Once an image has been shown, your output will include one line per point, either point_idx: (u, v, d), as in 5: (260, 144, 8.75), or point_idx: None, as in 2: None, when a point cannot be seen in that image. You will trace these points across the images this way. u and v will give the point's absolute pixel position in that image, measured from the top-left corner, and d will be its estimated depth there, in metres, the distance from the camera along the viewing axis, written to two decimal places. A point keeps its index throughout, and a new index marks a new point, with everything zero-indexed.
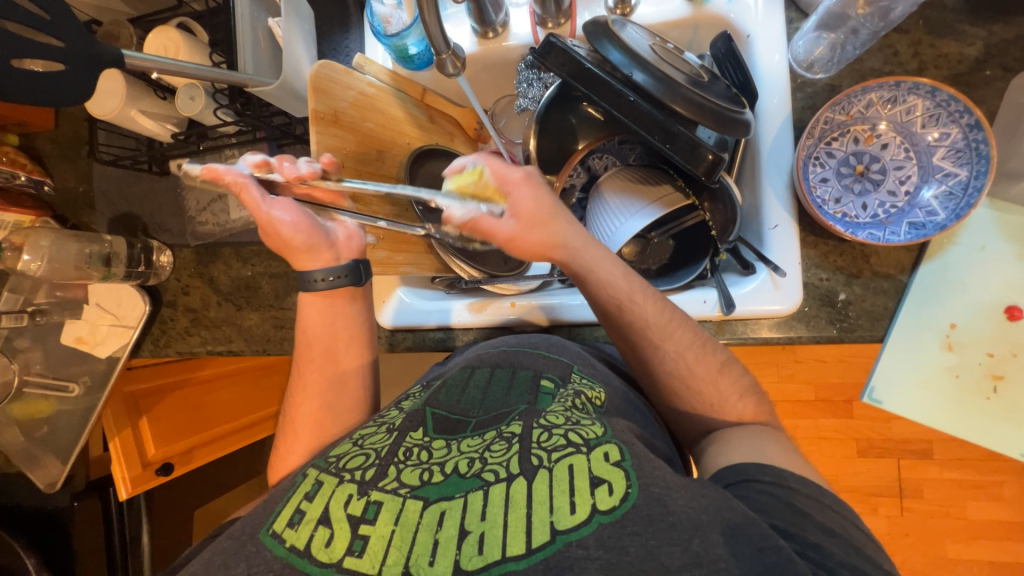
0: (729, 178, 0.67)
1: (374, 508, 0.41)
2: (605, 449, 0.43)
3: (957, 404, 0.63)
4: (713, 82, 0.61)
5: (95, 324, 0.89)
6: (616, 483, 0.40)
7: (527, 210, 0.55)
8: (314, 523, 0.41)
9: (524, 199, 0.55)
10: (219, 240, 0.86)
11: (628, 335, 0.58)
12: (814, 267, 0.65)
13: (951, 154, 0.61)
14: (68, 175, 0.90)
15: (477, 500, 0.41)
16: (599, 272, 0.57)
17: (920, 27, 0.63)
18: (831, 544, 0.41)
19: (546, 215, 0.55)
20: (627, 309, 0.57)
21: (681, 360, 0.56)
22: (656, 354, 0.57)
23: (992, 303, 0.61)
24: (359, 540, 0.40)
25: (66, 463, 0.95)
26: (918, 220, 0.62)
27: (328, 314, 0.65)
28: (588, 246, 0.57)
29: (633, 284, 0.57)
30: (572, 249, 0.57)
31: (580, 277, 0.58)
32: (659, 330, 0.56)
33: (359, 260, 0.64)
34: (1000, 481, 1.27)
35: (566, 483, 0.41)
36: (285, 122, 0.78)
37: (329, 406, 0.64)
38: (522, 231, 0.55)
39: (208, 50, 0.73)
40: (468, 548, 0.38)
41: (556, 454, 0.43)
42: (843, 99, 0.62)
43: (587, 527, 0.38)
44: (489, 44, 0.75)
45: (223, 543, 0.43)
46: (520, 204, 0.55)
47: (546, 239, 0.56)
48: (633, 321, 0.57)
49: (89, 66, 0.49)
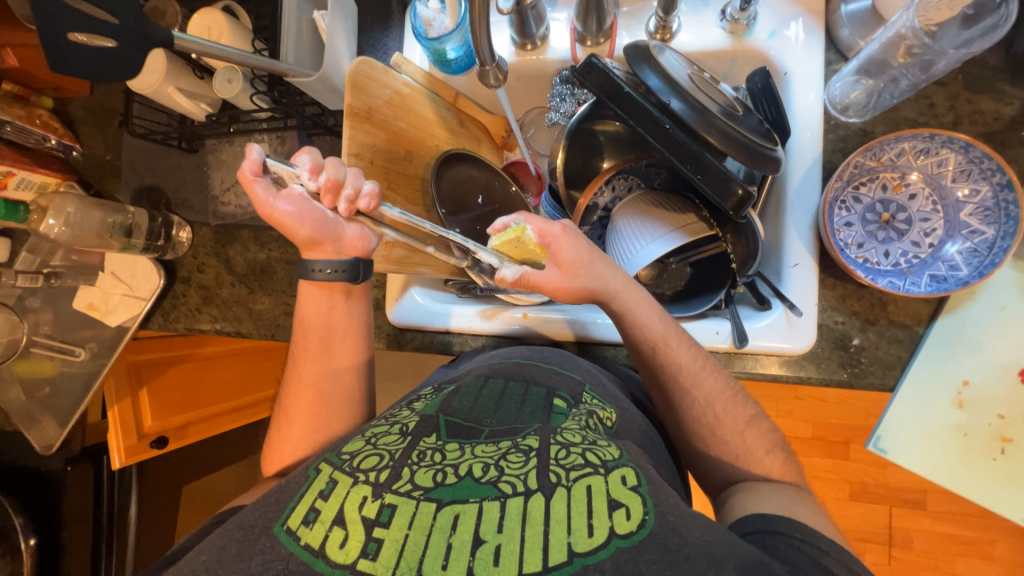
0: (754, 213, 0.66)
1: (388, 511, 0.41)
2: (622, 472, 0.44)
3: (963, 462, 0.63)
4: (747, 116, 0.62)
5: (108, 292, 0.90)
6: (634, 508, 0.41)
7: (568, 260, 0.60)
8: (328, 524, 0.41)
9: (567, 251, 0.60)
10: (238, 222, 0.86)
11: (658, 377, 0.60)
12: (830, 309, 0.65)
13: (979, 212, 0.61)
14: (96, 142, 0.91)
15: (492, 510, 0.41)
16: (636, 313, 0.60)
17: (959, 82, 0.63)
18: None
19: (589, 261, 0.61)
20: (661, 351, 0.59)
21: (709, 407, 0.57)
22: (685, 399, 0.58)
23: (1008, 364, 0.61)
24: (374, 542, 0.40)
25: (65, 427, 0.95)
26: (940, 273, 0.62)
27: (327, 306, 0.66)
28: (627, 289, 0.61)
29: (669, 328, 0.60)
30: (612, 291, 0.61)
31: (618, 317, 0.61)
32: (690, 374, 0.58)
33: (361, 258, 0.63)
34: (992, 539, 1.26)
35: (584, 503, 0.41)
36: (317, 112, 0.79)
37: (322, 396, 0.65)
38: (563, 280, 0.60)
39: (250, 35, 0.74)
40: (483, 557, 0.38)
41: (574, 473, 0.43)
42: (876, 145, 0.63)
43: (604, 550, 0.38)
44: (526, 56, 0.76)
45: (235, 533, 0.43)
46: (563, 254, 0.60)
47: (589, 282, 0.61)
48: (665, 363, 0.59)
49: (140, 43, 0.50)
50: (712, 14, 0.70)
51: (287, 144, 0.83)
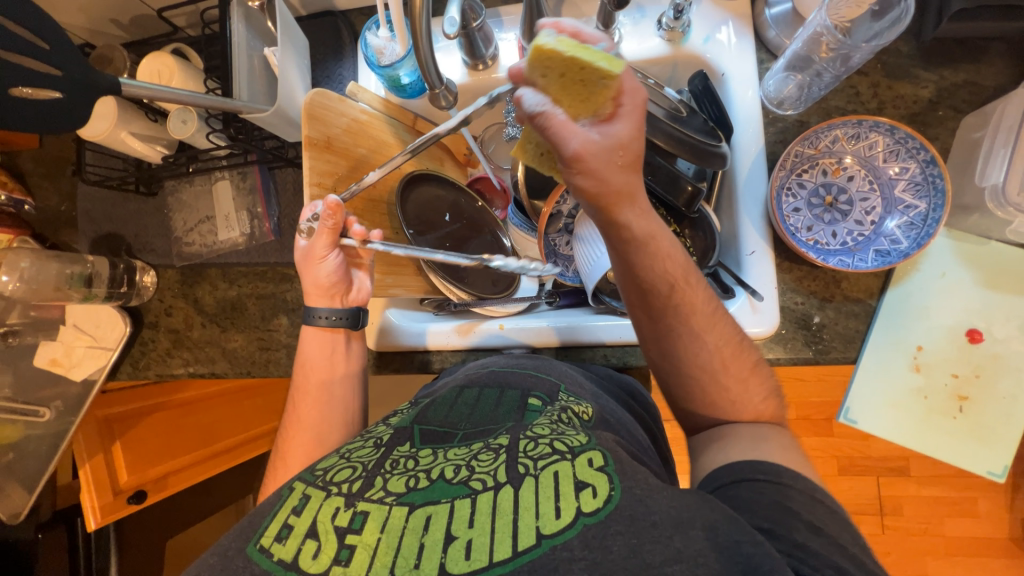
0: (707, 207, 0.69)
1: (361, 518, 0.42)
2: (589, 455, 0.44)
3: (926, 423, 0.66)
4: (692, 116, 0.65)
5: (71, 345, 0.87)
6: (600, 486, 0.42)
7: (618, 144, 0.47)
8: (302, 537, 0.42)
9: (627, 133, 0.46)
10: (204, 261, 0.85)
11: (665, 317, 0.55)
12: (789, 291, 0.68)
13: (911, 187, 0.65)
14: (50, 194, 0.89)
15: (464, 507, 0.42)
16: (659, 242, 0.53)
17: (878, 70, 0.68)
18: (824, 547, 0.42)
19: (633, 162, 0.48)
20: (680, 289, 0.54)
21: (717, 354, 0.56)
22: (695, 345, 0.55)
23: (954, 326, 0.65)
24: (346, 549, 0.41)
25: (33, 492, 0.92)
26: (883, 248, 0.66)
27: (328, 351, 0.68)
28: (648, 212, 0.52)
29: (687, 266, 0.55)
30: (636, 208, 0.51)
31: (632, 242, 0.52)
32: (703, 318, 0.55)
33: (361, 308, 0.69)
34: (975, 497, 1.31)
35: (551, 488, 0.42)
36: (276, 146, 0.81)
37: (320, 438, 0.63)
38: (605, 156, 0.46)
39: (202, 75, 0.75)
40: (455, 552, 0.39)
41: (542, 462, 0.44)
42: (811, 134, 0.67)
43: (572, 530, 0.40)
44: (479, 76, 0.78)
45: (210, 559, 0.44)
46: (624, 129, 0.46)
47: (618, 185, 0.48)
48: (681, 303, 0.55)
49: (86, 92, 0.50)
50: (650, 24, 0.74)
51: (249, 179, 0.83)
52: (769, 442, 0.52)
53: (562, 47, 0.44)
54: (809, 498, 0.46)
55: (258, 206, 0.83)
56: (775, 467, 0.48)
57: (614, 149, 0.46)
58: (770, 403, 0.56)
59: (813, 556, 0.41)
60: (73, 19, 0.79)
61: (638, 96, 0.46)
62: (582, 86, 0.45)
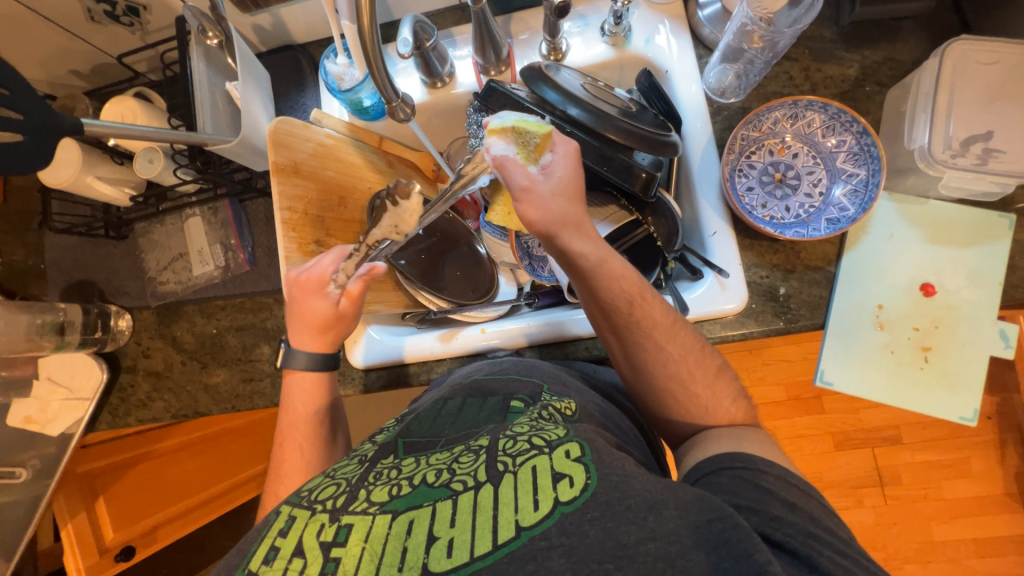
0: (665, 194, 0.73)
1: (346, 530, 0.43)
2: (566, 447, 0.45)
3: (898, 377, 0.69)
4: (642, 112, 0.68)
5: (45, 400, 0.84)
6: (576, 475, 0.42)
7: (563, 181, 0.56)
8: (289, 557, 0.42)
9: (563, 172, 0.56)
10: (180, 298, 0.84)
11: (630, 333, 0.58)
12: (753, 266, 0.71)
13: (850, 157, 0.70)
14: (17, 248, 0.88)
15: (446, 508, 0.42)
16: (612, 264, 0.57)
17: (807, 55, 0.74)
18: (791, 515, 0.43)
19: (571, 197, 0.57)
20: (639, 305, 0.57)
21: (683, 363, 0.57)
22: (660, 357, 0.57)
23: (909, 282, 0.69)
24: (332, 561, 0.41)
25: (10, 560, 0.89)
26: (833, 216, 0.70)
27: (311, 388, 0.67)
28: (594, 238, 0.57)
29: (642, 284, 0.59)
30: (585, 237, 0.57)
31: (590, 268, 0.57)
32: (665, 331, 0.57)
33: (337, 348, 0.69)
34: (967, 457, 1.34)
35: (529, 483, 0.42)
36: (245, 177, 0.82)
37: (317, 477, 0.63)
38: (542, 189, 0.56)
39: (165, 115, 0.76)
40: (437, 552, 0.40)
41: (520, 458, 0.45)
42: (753, 117, 0.72)
43: (550, 519, 0.40)
44: (438, 93, 0.82)
45: None
46: (559, 169, 0.56)
47: (563, 214, 0.56)
48: (641, 318, 0.57)
49: (47, 137, 0.51)
50: (595, 31, 0.79)
51: (220, 214, 0.84)
52: (751, 437, 0.53)
53: (513, 125, 0.55)
54: (783, 482, 0.46)
55: (231, 238, 0.83)
56: (752, 456, 0.49)
57: (558, 187, 0.56)
58: (741, 406, 0.57)
59: (776, 523, 0.42)
60: (33, 73, 0.80)
61: (569, 146, 0.57)
62: (523, 146, 0.56)
